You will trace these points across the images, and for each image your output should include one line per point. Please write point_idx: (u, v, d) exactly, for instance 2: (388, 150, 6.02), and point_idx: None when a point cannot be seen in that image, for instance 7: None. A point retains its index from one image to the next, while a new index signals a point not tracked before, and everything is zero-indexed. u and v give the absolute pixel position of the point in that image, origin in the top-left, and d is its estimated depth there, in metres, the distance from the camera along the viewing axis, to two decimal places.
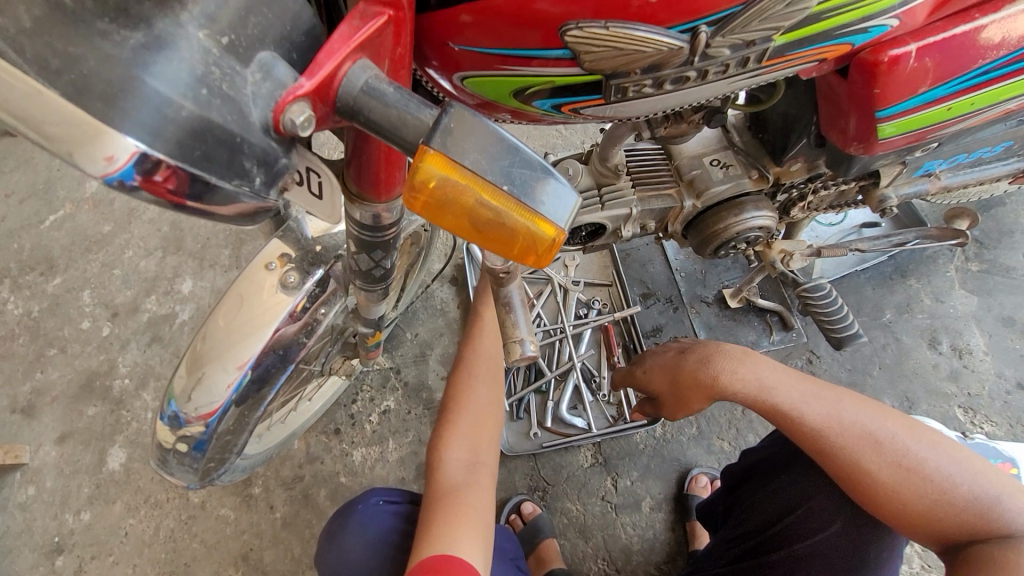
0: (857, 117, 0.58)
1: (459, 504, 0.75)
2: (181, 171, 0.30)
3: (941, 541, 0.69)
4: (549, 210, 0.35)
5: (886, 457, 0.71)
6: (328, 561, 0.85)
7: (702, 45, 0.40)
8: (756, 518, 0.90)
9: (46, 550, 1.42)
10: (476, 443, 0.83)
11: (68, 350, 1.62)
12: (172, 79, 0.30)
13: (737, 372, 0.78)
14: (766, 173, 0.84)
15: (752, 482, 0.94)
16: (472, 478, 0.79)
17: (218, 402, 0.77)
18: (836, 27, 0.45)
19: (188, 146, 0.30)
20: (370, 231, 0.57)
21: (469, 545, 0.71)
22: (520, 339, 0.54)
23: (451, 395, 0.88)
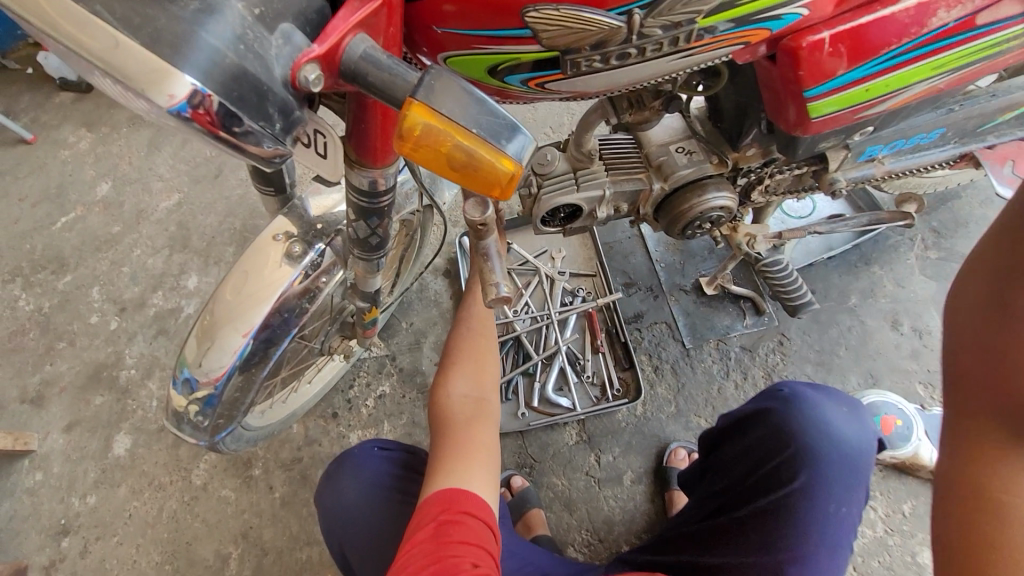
0: (795, 105, 0.67)
1: (464, 437, 0.83)
2: (222, 109, 0.38)
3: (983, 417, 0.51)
4: (511, 149, 0.44)
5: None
6: (325, 502, 0.94)
7: (637, 24, 0.50)
8: (731, 476, 0.88)
9: (53, 531, 1.48)
10: (480, 382, 0.91)
11: (77, 343, 1.69)
12: (219, 36, 0.38)
13: None
14: (725, 158, 0.93)
15: (728, 444, 0.92)
16: (477, 413, 0.87)
17: (225, 367, 0.84)
18: (753, 13, 0.54)
19: (228, 88, 0.38)
20: (368, 196, 0.66)
21: (479, 471, 0.79)
22: (495, 282, 0.61)
23: (453, 343, 0.95)
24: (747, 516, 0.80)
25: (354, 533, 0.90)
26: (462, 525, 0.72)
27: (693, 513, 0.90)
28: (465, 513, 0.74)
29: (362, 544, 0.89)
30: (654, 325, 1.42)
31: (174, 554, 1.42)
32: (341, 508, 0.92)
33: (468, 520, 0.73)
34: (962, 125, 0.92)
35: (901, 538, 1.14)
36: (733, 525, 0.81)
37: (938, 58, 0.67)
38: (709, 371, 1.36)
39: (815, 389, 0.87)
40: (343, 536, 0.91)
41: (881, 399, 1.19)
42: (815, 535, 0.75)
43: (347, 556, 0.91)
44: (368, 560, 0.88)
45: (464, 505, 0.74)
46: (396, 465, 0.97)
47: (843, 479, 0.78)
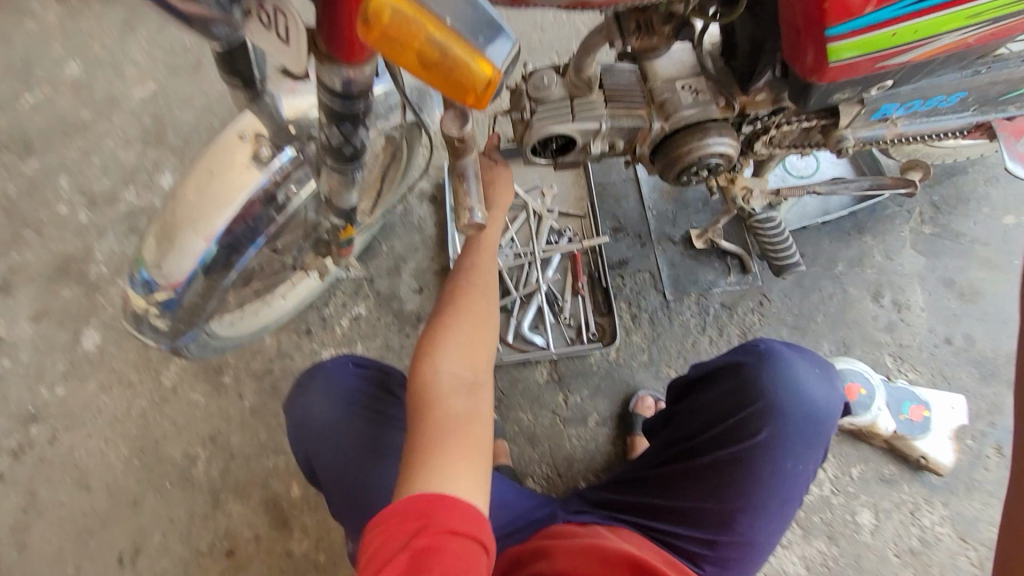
0: (815, 50, 0.63)
1: (456, 427, 0.72)
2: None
3: None
4: (491, 50, 0.39)
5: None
6: (295, 410, 0.94)
7: None
8: (688, 427, 0.87)
9: (22, 418, 1.49)
10: (475, 363, 0.79)
11: (44, 233, 1.63)
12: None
13: None
14: (733, 101, 0.86)
15: (691, 394, 0.90)
16: (470, 403, 0.75)
17: (185, 273, 0.81)
18: None
19: None
20: (341, 100, 0.61)
21: (465, 467, 0.69)
22: (471, 207, 0.56)
23: (443, 312, 0.84)
24: (702, 467, 0.81)
25: (320, 443, 0.90)
26: (443, 552, 0.62)
27: (647, 457, 0.90)
28: (447, 533, 0.63)
29: (327, 454, 0.89)
30: (638, 273, 1.40)
31: (143, 449, 1.44)
32: (309, 417, 0.92)
33: (450, 542, 0.63)
34: (985, 91, 0.87)
35: (844, 499, 1.19)
36: (691, 473, 0.82)
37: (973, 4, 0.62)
38: (686, 324, 1.36)
39: (788, 345, 0.86)
40: (309, 445, 0.91)
41: (850, 366, 1.20)
42: (769, 488, 0.78)
43: (313, 464, 0.91)
44: (332, 470, 0.88)
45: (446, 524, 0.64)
46: (368, 382, 0.96)
47: (804, 436, 0.80)
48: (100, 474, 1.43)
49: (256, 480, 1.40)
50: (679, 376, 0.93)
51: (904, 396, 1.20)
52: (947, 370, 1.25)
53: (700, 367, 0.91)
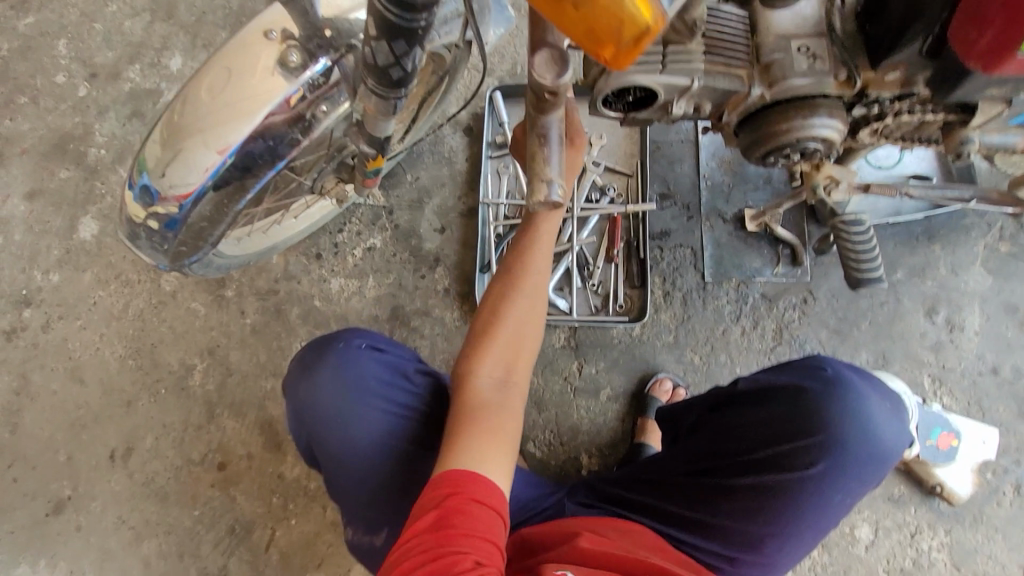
0: (1000, 26, 0.56)
1: (489, 429, 0.74)
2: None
3: None
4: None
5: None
6: (298, 393, 0.92)
7: None
8: (727, 441, 0.82)
9: (14, 300, 1.42)
10: (513, 361, 0.81)
11: (41, 103, 1.49)
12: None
13: None
14: (855, 77, 0.72)
15: (736, 407, 0.85)
16: (505, 398, 0.78)
17: (191, 187, 0.70)
18: None
19: None
20: (401, 8, 0.49)
21: (497, 464, 0.71)
22: (548, 180, 0.46)
23: (485, 314, 0.84)
24: (742, 487, 0.79)
25: (327, 431, 0.90)
26: (467, 514, 0.66)
27: (677, 462, 0.86)
28: (471, 500, 0.67)
29: (333, 444, 0.90)
30: (678, 247, 1.29)
31: (138, 351, 1.39)
32: (315, 404, 0.90)
33: (473, 507, 0.67)
34: None
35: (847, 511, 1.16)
36: (727, 492, 0.79)
37: None
38: (720, 310, 1.27)
39: (858, 373, 0.81)
40: (312, 432, 0.91)
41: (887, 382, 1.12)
42: (809, 518, 0.76)
43: (314, 450, 0.93)
44: (335, 457, 0.90)
45: (471, 490, 0.68)
46: (378, 368, 0.94)
47: (859, 475, 0.77)
48: (93, 369, 1.39)
49: (252, 400, 1.36)
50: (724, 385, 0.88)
51: (934, 422, 1.14)
52: (985, 400, 1.18)
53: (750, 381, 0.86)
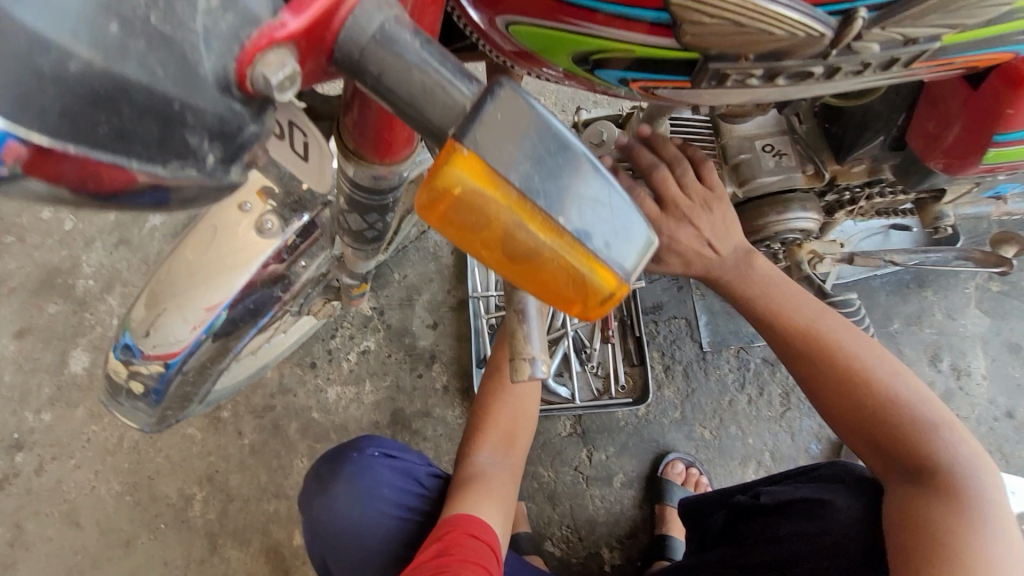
0: (962, 129, 0.50)
1: (484, 486, 0.81)
2: (77, 157, 0.20)
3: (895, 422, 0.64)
4: (612, 254, 0.25)
5: (975, 533, 0.58)
6: (314, 507, 0.85)
7: (852, 35, 0.31)
8: (755, 555, 0.81)
9: (5, 445, 1.38)
10: (509, 441, 0.86)
11: (27, 241, 1.50)
12: (57, 6, 0.19)
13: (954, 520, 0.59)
14: (823, 170, 0.73)
15: (762, 519, 0.85)
16: (501, 476, 0.84)
17: (177, 347, 0.68)
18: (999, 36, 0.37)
19: (86, 122, 0.20)
20: (367, 192, 0.47)
21: (491, 511, 0.80)
22: (531, 357, 0.44)
23: (482, 394, 0.89)
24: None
25: (343, 545, 0.85)
26: (463, 546, 0.73)
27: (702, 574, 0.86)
28: (467, 534, 0.75)
29: (350, 556, 0.85)
30: (672, 319, 1.29)
31: (134, 486, 1.34)
32: (331, 520, 0.84)
33: (470, 541, 0.74)
34: None
35: None
36: None
37: None
38: (723, 380, 1.25)
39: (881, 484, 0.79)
40: (327, 547, 0.86)
41: None
42: None
43: (328, 563, 0.87)
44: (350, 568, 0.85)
45: (468, 528, 0.76)
46: (404, 476, 0.90)
47: None
48: (89, 510, 1.33)
49: (256, 525, 1.31)
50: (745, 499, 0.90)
51: None
52: (1006, 446, 1.15)
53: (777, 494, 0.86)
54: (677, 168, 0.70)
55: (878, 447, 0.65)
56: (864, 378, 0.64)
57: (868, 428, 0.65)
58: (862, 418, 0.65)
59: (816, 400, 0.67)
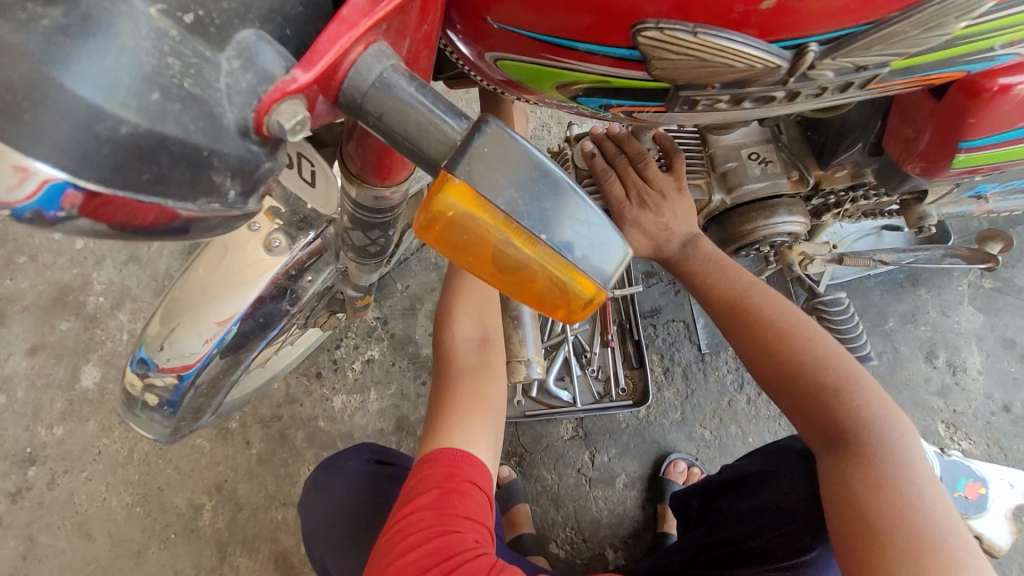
0: (933, 136, 0.52)
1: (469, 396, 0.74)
2: (123, 199, 0.23)
3: (825, 392, 0.63)
4: (591, 264, 0.28)
5: (895, 495, 0.57)
6: (312, 511, 0.91)
7: (807, 65, 0.34)
8: (732, 530, 0.88)
9: (18, 459, 1.41)
10: (483, 320, 0.79)
11: (40, 260, 1.54)
12: (105, 81, 0.21)
13: (878, 490, 0.58)
14: (807, 175, 0.76)
15: (728, 497, 0.93)
16: (483, 358, 0.77)
17: (190, 360, 0.71)
18: (961, 55, 0.39)
19: (131, 170, 0.23)
20: (369, 211, 0.51)
21: (480, 436, 0.73)
22: None
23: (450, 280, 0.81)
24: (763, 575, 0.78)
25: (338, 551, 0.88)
26: (467, 496, 0.68)
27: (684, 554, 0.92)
28: (468, 481, 0.69)
29: (340, 559, 0.87)
30: (671, 322, 1.31)
31: (145, 497, 1.37)
32: (330, 523, 0.90)
33: (470, 489, 0.69)
34: None
35: None
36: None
37: None
38: (722, 381, 1.28)
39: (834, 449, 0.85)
40: (323, 552, 0.89)
41: None
42: None
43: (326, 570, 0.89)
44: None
45: (469, 472, 0.69)
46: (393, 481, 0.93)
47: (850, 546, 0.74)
48: (100, 522, 1.36)
49: (265, 533, 1.34)
50: (717, 476, 0.99)
51: (960, 471, 1.09)
52: (1003, 440, 1.17)
53: (737, 469, 0.95)
54: (639, 164, 0.73)
55: (804, 419, 0.65)
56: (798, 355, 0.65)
57: (789, 398, 0.66)
58: (782, 388, 0.66)
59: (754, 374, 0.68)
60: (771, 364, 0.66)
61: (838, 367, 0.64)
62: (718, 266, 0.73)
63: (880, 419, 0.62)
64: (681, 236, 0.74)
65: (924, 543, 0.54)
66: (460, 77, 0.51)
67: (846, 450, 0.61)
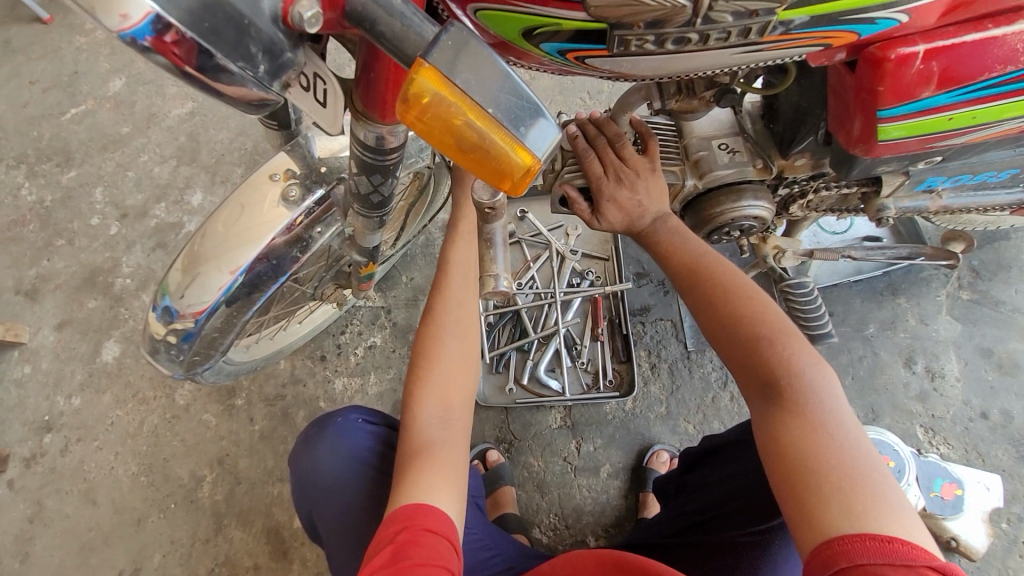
0: (862, 119, 0.60)
1: (431, 461, 0.78)
2: (189, 39, 0.31)
3: (765, 346, 0.72)
4: (530, 139, 0.37)
5: (822, 436, 0.65)
6: (301, 462, 0.94)
7: (706, 7, 0.40)
8: (709, 497, 0.87)
9: (36, 426, 1.49)
10: (448, 401, 0.85)
11: (76, 243, 1.67)
12: None
13: (808, 432, 0.66)
14: (770, 164, 0.85)
15: (701, 466, 0.94)
16: (446, 435, 0.82)
17: (207, 303, 0.79)
18: (843, 13, 0.46)
19: (197, 17, 0.31)
20: (373, 153, 0.60)
21: (443, 494, 0.75)
22: (495, 274, 0.55)
23: (419, 351, 0.88)
24: (742, 539, 0.77)
25: (322, 501, 0.91)
26: (423, 544, 0.69)
27: (663, 525, 0.93)
28: (425, 530, 0.70)
29: (331, 515, 0.89)
30: (659, 321, 1.37)
31: (150, 467, 1.43)
32: (315, 472, 0.92)
33: (428, 538, 0.70)
34: None
35: None
36: (700, 545, 0.83)
37: (1017, 98, 0.59)
38: (707, 378, 1.33)
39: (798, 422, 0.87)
40: (313, 504, 0.92)
41: (879, 436, 1.10)
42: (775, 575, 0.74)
43: (317, 522, 0.92)
44: (334, 524, 0.89)
45: (426, 522, 0.71)
46: (376, 441, 0.96)
47: None
48: (106, 489, 1.42)
49: (259, 507, 1.39)
50: (696, 444, 0.97)
51: (934, 472, 1.12)
52: (981, 446, 1.19)
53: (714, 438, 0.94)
54: (617, 143, 0.82)
55: (748, 371, 0.73)
56: (746, 316, 0.74)
57: (735, 355, 0.74)
58: (728, 344, 0.75)
59: (708, 332, 0.77)
60: (720, 325, 0.76)
61: (778, 326, 0.74)
62: (680, 237, 0.82)
63: (813, 373, 0.70)
64: (653, 214, 0.83)
65: (852, 477, 0.62)
66: None
67: (783, 399, 0.69)
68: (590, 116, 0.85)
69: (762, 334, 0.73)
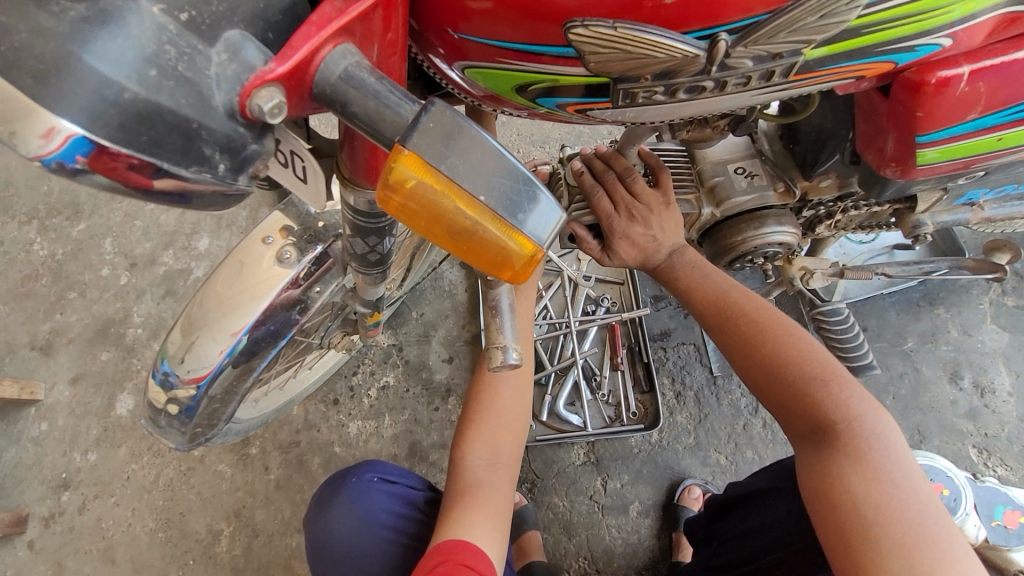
0: (896, 137, 0.53)
1: (475, 503, 0.73)
2: (127, 156, 0.28)
3: (812, 386, 0.66)
4: (530, 226, 0.32)
5: (883, 486, 0.59)
6: (316, 527, 0.89)
7: (722, 54, 0.37)
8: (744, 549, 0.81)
9: (54, 484, 1.47)
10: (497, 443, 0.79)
11: (88, 294, 1.66)
12: (116, 58, 0.26)
13: (868, 482, 0.59)
14: (792, 187, 0.79)
15: (729, 516, 0.88)
16: (494, 479, 0.77)
17: (210, 367, 0.76)
18: (877, 44, 0.41)
19: (132, 131, 0.27)
20: (366, 216, 0.56)
21: (485, 531, 0.71)
22: (503, 345, 0.50)
23: (473, 393, 0.82)
24: None
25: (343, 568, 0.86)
26: None
27: None
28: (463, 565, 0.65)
29: None
30: (681, 345, 1.31)
31: (168, 522, 1.41)
32: (332, 538, 0.87)
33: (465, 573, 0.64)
34: None
35: None
36: None
37: None
38: (735, 405, 1.27)
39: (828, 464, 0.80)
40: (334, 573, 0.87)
41: (931, 463, 1.01)
42: None
43: None
44: None
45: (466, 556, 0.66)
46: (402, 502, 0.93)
47: None
48: (125, 547, 1.40)
49: (279, 560, 1.36)
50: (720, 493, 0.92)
51: (995, 499, 1.04)
52: None
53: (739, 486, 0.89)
54: (627, 179, 0.77)
55: (792, 414, 0.67)
56: (788, 354, 0.68)
57: (777, 396, 0.68)
58: (768, 385, 0.69)
59: (743, 370, 0.71)
60: (758, 363, 0.69)
61: (825, 366, 0.67)
62: (700, 271, 0.77)
63: (869, 415, 0.64)
64: (669, 247, 0.78)
65: (918, 535, 0.56)
66: (447, 96, 0.54)
67: (836, 443, 0.63)
68: (596, 151, 0.80)
69: (806, 373, 0.67)
